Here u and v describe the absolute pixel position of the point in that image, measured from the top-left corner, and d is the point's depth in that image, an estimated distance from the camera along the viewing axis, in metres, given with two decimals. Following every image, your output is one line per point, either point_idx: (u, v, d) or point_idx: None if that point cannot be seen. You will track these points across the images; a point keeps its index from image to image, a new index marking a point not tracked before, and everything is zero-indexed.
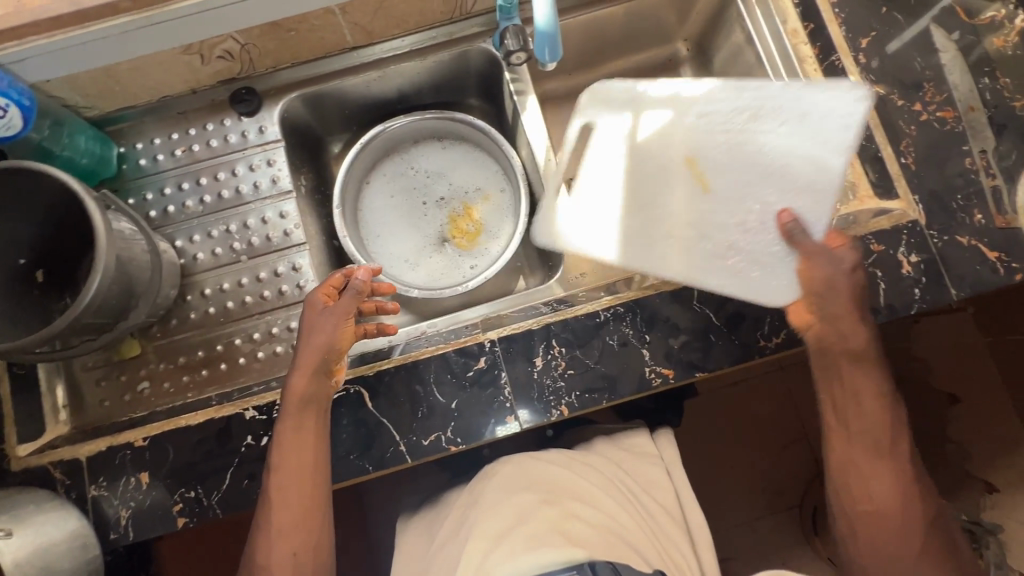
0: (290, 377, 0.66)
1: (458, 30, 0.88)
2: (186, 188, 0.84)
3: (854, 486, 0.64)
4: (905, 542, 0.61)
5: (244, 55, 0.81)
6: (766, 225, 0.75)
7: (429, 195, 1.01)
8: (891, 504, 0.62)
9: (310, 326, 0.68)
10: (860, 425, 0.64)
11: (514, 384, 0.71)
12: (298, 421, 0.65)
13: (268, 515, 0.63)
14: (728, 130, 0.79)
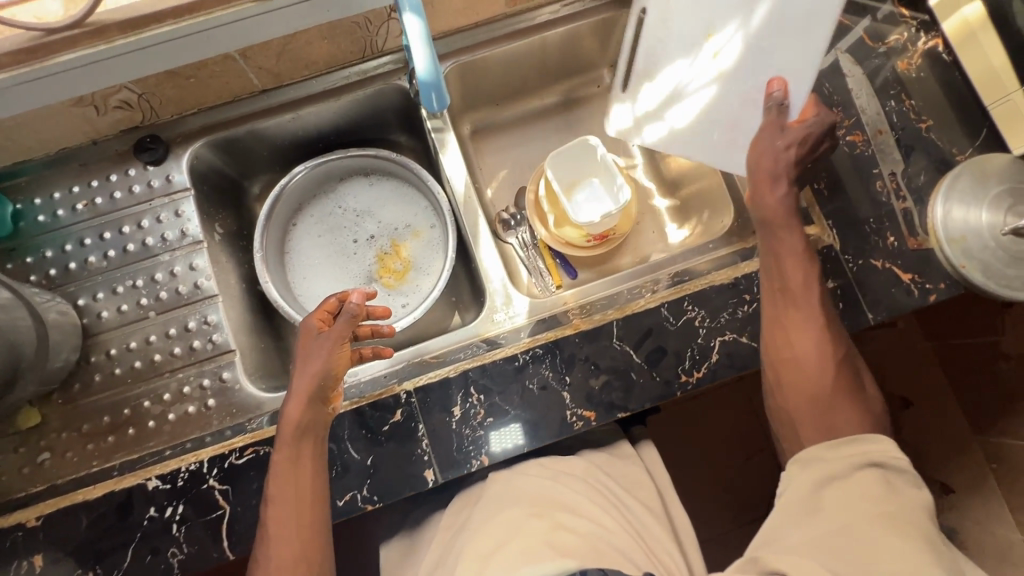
0: (284, 408, 0.63)
1: (371, 68, 0.87)
2: (89, 243, 0.80)
3: (795, 361, 0.65)
4: (843, 410, 0.62)
5: (144, 104, 0.78)
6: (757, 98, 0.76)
7: (357, 234, 0.99)
8: (826, 376, 0.64)
9: (306, 353, 0.65)
10: (796, 294, 0.67)
11: (431, 436, 0.69)
12: (294, 453, 0.62)
13: (266, 549, 0.60)
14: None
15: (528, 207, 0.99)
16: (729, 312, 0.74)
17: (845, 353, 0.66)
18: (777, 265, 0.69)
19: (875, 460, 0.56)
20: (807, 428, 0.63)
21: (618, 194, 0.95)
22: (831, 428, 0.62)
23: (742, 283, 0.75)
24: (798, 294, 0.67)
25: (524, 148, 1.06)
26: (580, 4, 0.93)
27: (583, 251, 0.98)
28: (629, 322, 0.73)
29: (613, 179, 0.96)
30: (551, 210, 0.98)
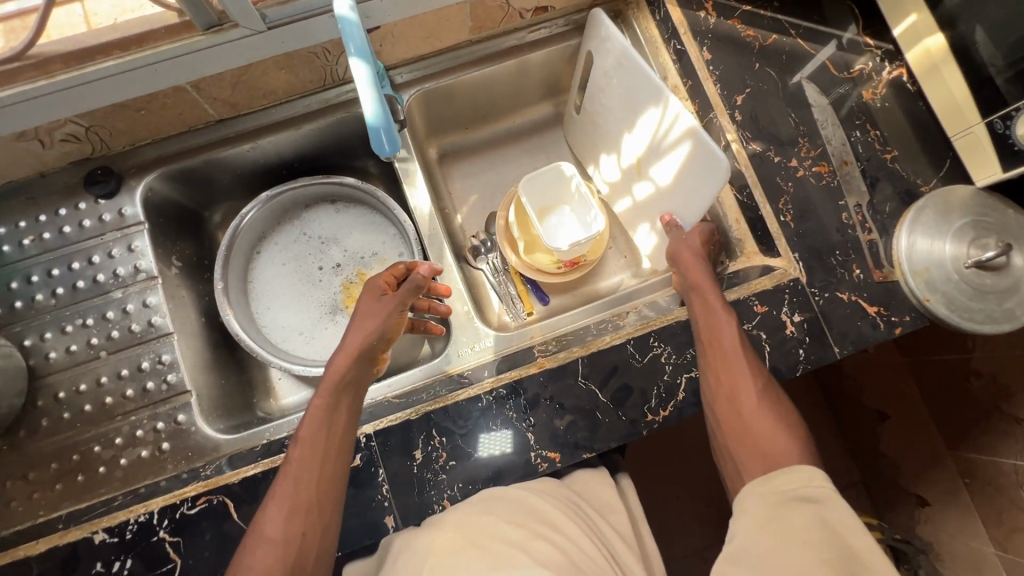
0: (333, 357, 0.67)
1: (333, 96, 0.85)
2: (36, 281, 0.77)
3: (727, 393, 0.64)
4: (780, 440, 0.59)
5: (93, 136, 0.75)
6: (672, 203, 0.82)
7: (322, 262, 0.97)
8: (763, 413, 0.62)
9: (365, 312, 0.72)
10: (723, 328, 0.68)
11: (392, 481, 0.68)
12: (330, 399, 0.64)
13: (280, 485, 0.59)
14: (627, 72, 0.80)
15: (499, 234, 0.99)
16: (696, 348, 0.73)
17: (775, 390, 0.64)
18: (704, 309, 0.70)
19: (804, 495, 0.53)
20: (749, 465, 0.59)
21: (591, 224, 0.94)
22: (768, 459, 0.58)
23: None
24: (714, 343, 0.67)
25: (495, 172, 1.06)
26: (546, 29, 0.92)
27: (556, 277, 0.98)
28: (594, 359, 0.72)
29: (587, 208, 0.94)
30: (522, 235, 0.98)
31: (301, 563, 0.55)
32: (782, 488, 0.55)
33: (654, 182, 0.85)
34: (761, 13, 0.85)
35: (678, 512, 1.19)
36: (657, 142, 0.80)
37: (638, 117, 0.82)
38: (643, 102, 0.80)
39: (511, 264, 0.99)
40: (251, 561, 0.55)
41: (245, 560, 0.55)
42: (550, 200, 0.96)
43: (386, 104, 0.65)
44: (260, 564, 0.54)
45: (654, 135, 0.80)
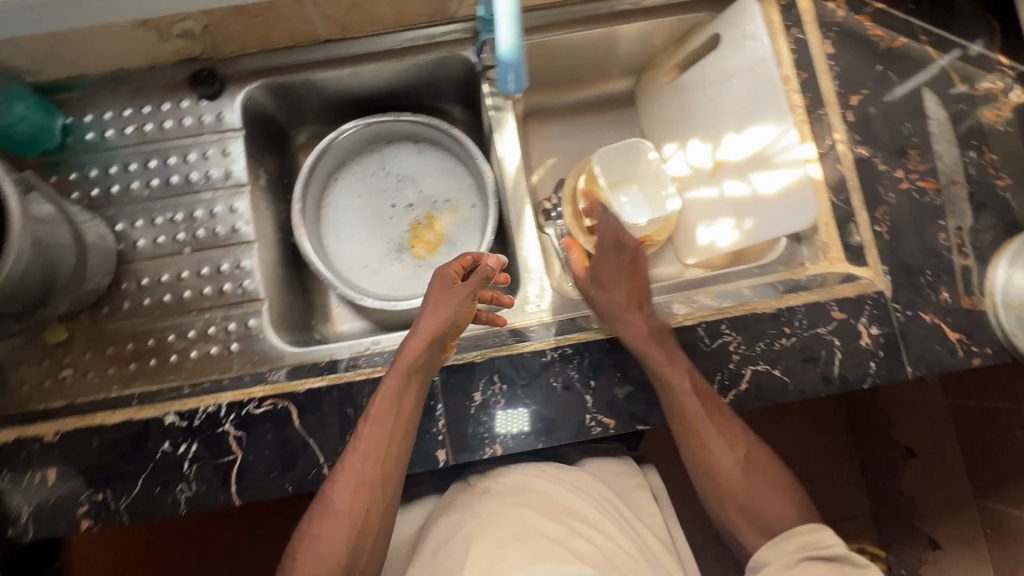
0: (406, 341, 0.67)
1: (440, 34, 0.84)
2: (134, 169, 0.80)
3: (714, 467, 0.67)
4: (770, 500, 0.65)
5: (207, 36, 0.76)
6: (765, 209, 0.84)
7: (395, 200, 0.97)
8: (745, 481, 0.66)
9: (438, 300, 0.71)
10: (694, 403, 0.67)
11: (449, 417, 0.69)
12: (402, 380, 0.66)
13: (348, 463, 0.64)
14: (745, 77, 0.84)
15: (564, 199, 0.97)
16: (766, 342, 0.72)
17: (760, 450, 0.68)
18: (660, 375, 0.67)
19: (823, 553, 0.60)
20: (746, 531, 0.65)
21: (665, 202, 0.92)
22: (765, 527, 0.64)
23: (784, 315, 0.73)
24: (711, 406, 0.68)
25: (575, 139, 1.05)
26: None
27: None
28: (663, 336, 0.72)
29: (663, 186, 0.92)
30: (588, 208, 0.96)
31: (361, 539, 0.62)
32: (804, 549, 0.61)
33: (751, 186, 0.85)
34: (892, 14, 0.81)
35: (692, 506, 1.20)
36: (764, 156, 0.83)
37: (748, 126, 0.84)
38: (763, 113, 0.82)
39: (575, 238, 0.98)
40: (322, 534, 0.61)
41: (314, 523, 0.62)
42: (621, 174, 0.95)
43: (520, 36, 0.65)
44: (328, 536, 0.61)
45: (766, 146, 0.82)
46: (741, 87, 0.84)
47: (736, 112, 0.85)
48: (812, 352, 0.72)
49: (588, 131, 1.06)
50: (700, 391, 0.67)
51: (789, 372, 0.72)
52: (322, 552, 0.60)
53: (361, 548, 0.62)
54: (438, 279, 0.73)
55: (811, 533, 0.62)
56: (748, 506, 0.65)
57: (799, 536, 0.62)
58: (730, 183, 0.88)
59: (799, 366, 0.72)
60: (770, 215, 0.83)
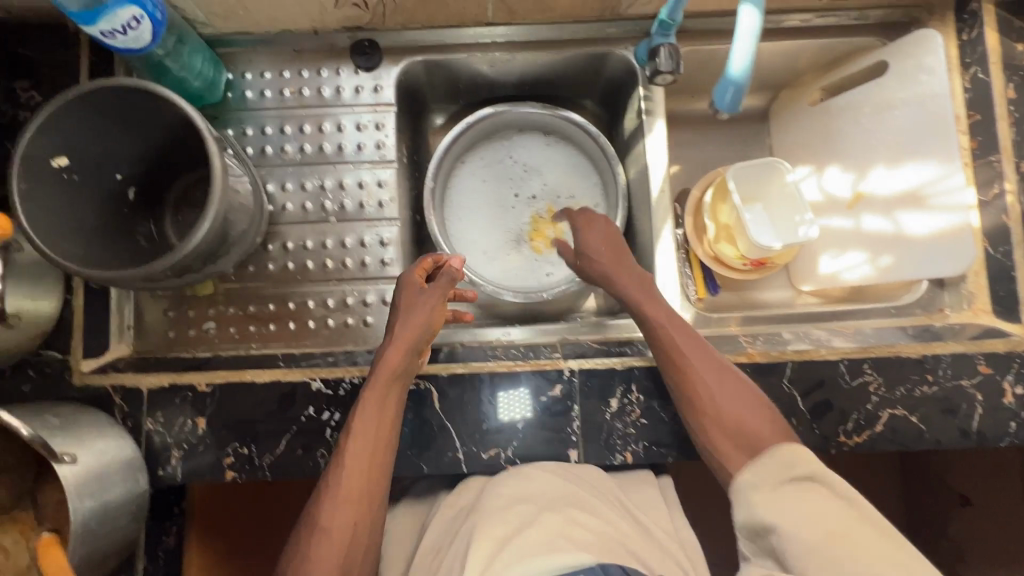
0: (383, 351, 0.65)
1: (601, 29, 0.82)
2: (287, 132, 0.80)
3: (692, 400, 0.65)
4: (760, 426, 0.62)
5: (379, 7, 0.75)
6: (907, 249, 0.82)
7: (517, 189, 0.97)
8: (739, 403, 0.64)
9: (408, 304, 0.69)
10: (683, 344, 0.67)
11: (583, 420, 0.70)
12: (382, 392, 0.64)
13: (334, 478, 0.61)
14: (909, 111, 0.81)
15: (688, 212, 0.99)
16: (907, 387, 0.71)
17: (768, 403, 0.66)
18: (687, 372, 0.66)
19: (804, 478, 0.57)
20: (733, 454, 0.62)
21: (796, 229, 0.89)
22: (753, 446, 0.61)
23: (929, 362, 0.72)
24: (717, 364, 0.66)
25: (701, 149, 1.03)
26: (835, 18, 0.85)
27: (734, 273, 0.97)
28: (804, 367, 0.71)
29: (796, 211, 0.90)
30: (711, 222, 0.96)
31: (354, 551, 0.59)
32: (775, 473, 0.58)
33: (895, 225, 0.83)
34: None
35: None
36: (915, 196, 0.81)
37: (903, 162, 0.82)
38: (923, 152, 0.80)
39: (692, 248, 0.99)
40: (314, 551, 0.58)
41: (308, 547, 0.58)
42: (753, 193, 0.93)
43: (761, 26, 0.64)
44: (322, 557, 0.57)
45: (921, 185, 0.80)
46: (904, 121, 0.82)
47: (891, 146, 0.83)
48: (952, 404, 0.71)
49: (714, 142, 1.03)
50: (677, 325, 0.69)
51: (926, 420, 0.71)
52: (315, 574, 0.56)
53: (354, 558, 0.59)
54: (404, 285, 0.71)
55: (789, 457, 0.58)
56: (757, 445, 0.61)
57: (765, 467, 0.59)
58: (869, 217, 0.87)
59: (937, 416, 0.71)
60: (912, 256, 0.82)
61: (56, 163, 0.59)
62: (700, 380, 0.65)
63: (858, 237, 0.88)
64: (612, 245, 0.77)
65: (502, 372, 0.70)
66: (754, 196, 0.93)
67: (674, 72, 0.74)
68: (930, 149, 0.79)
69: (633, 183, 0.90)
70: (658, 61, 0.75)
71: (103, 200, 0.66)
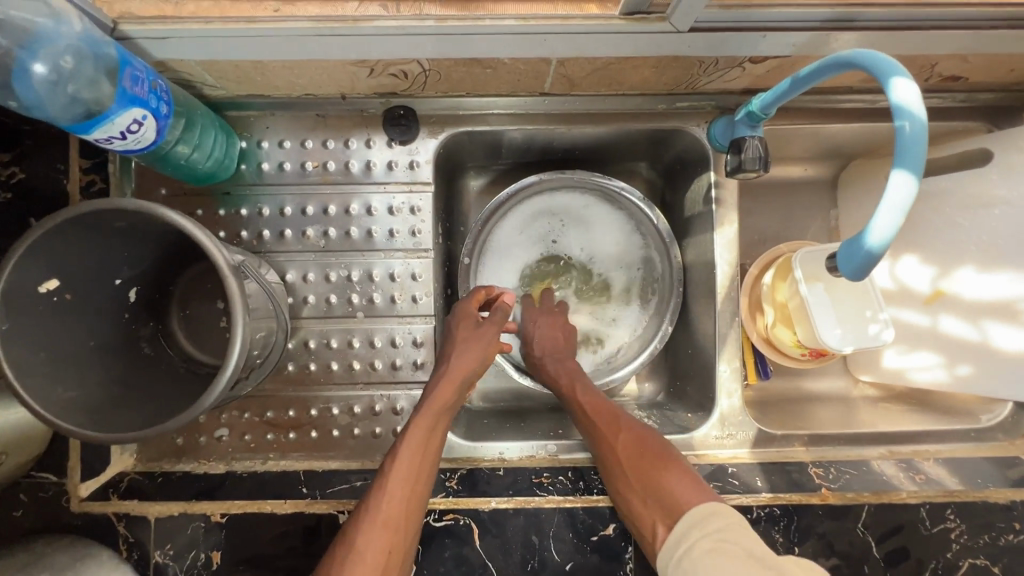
0: (435, 386, 0.62)
1: (670, 103, 0.72)
2: (310, 214, 0.70)
3: (616, 468, 0.61)
4: (665, 485, 0.57)
5: (420, 78, 0.64)
6: (994, 363, 0.75)
7: (565, 262, 0.84)
8: (660, 470, 0.58)
9: (464, 335, 0.67)
10: (604, 421, 0.64)
11: (638, 562, 0.64)
12: (432, 420, 0.61)
13: (375, 501, 0.56)
14: (1016, 212, 0.70)
15: (745, 289, 0.89)
16: (991, 535, 0.65)
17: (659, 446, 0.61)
18: (642, 469, 0.59)
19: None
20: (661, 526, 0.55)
21: (866, 326, 0.79)
22: (665, 508, 0.55)
23: (1017, 508, 0.66)
24: (637, 435, 0.62)
25: (762, 218, 0.92)
26: (940, 98, 0.75)
27: (792, 362, 0.88)
28: (882, 510, 0.65)
29: (867, 306, 0.80)
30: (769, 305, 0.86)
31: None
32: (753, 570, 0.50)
33: (981, 334, 0.75)
34: None
35: None
36: (1011, 308, 0.72)
37: (1000, 268, 0.72)
38: (1022, 262, 0.70)
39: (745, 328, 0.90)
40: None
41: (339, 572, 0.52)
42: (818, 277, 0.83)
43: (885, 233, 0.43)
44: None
45: (1013, 298, 0.71)
46: (1007, 222, 0.71)
47: (989, 247, 0.73)
48: None
49: (778, 212, 0.92)
50: (597, 399, 0.67)
51: (1010, 571, 0.65)
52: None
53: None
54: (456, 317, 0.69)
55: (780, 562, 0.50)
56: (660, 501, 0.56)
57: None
58: (950, 319, 0.78)
59: (1022, 567, 0.65)
60: (998, 371, 0.75)
61: (46, 288, 0.50)
62: (629, 463, 0.60)
63: (936, 337, 0.80)
64: (552, 324, 0.77)
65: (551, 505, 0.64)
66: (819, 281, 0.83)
67: (760, 171, 0.64)
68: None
69: (691, 268, 0.81)
70: (744, 154, 0.64)
71: (102, 312, 0.57)
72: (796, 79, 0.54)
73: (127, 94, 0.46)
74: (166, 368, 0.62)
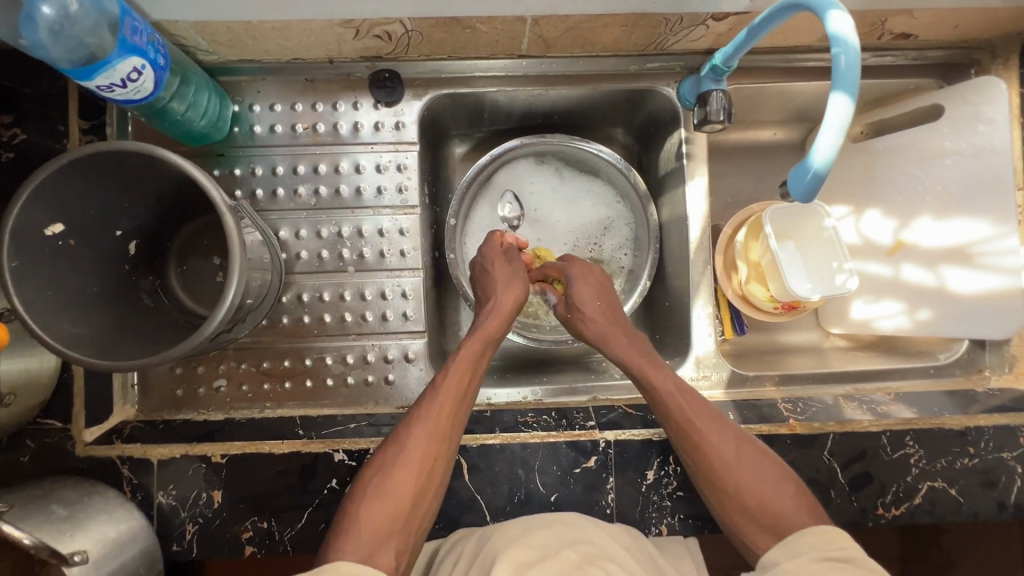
0: (485, 320, 0.70)
1: (641, 64, 0.76)
2: (301, 173, 0.73)
3: (712, 473, 0.61)
4: (784, 502, 0.58)
5: (403, 40, 0.67)
6: (951, 307, 0.78)
7: (547, 221, 0.88)
8: (771, 487, 0.59)
9: (501, 272, 0.74)
10: (706, 425, 0.63)
11: (618, 492, 0.67)
12: (474, 356, 0.67)
13: (425, 410, 0.61)
14: (965, 161, 0.75)
15: (719, 248, 0.89)
16: (948, 460, 0.69)
17: (746, 440, 0.63)
18: (705, 454, 0.61)
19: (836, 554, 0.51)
20: (755, 532, 0.58)
21: (831, 276, 0.82)
22: (776, 527, 0.57)
23: (971, 434, 0.70)
24: (719, 418, 0.64)
25: (737, 179, 0.94)
26: (891, 58, 0.80)
27: (764, 315, 0.88)
28: (845, 439, 0.69)
29: (833, 258, 0.82)
30: (742, 263, 0.86)
31: (427, 482, 0.58)
32: (816, 548, 0.53)
33: (939, 280, 0.79)
34: None
35: None
36: (965, 253, 0.76)
37: (954, 215, 0.77)
38: (975, 207, 0.75)
39: (719, 286, 0.90)
40: (390, 478, 0.57)
41: (350, 523, 0.55)
42: (788, 234, 0.84)
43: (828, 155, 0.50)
44: (397, 482, 0.57)
45: (969, 242, 0.76)
46: (958, 171, 0.76)
47: (943, 196, 0.78)
48: (992, 476, 0.70)
49: (750, 175, 0.94)
50: (687, 397, 0.65)
51: (965, 492, 0.69)
52: (391, 495, 0.56)
53: (424, 495, 0.58)
54: (487, 256, 0.76)
55: (820, 533, 0.54)
56: (748, 502, 0.59)
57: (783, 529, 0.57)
58: (911, 269, 0.81)
59: (976, 488, 0.69)
60: (953, 315, 0.78)
61: (52, 231, 0.53)
62: (713, 436, 0.62)
63: (898, 287, 0.83)
64: (604, 301, 0.77)
65: (536, 442, 0.67)
66: (789, 238, 0.84)
67: (725, 122, 0.69)
68: (983, 204, 0.74)
69: (667, 225, 0.85)
70: (709, 107, 0.69)
71: (104, 260, 0.60)
72: (752, 28, 0.58)
73: (127, 43, 0.49)
74: (165, 318, 0.65)
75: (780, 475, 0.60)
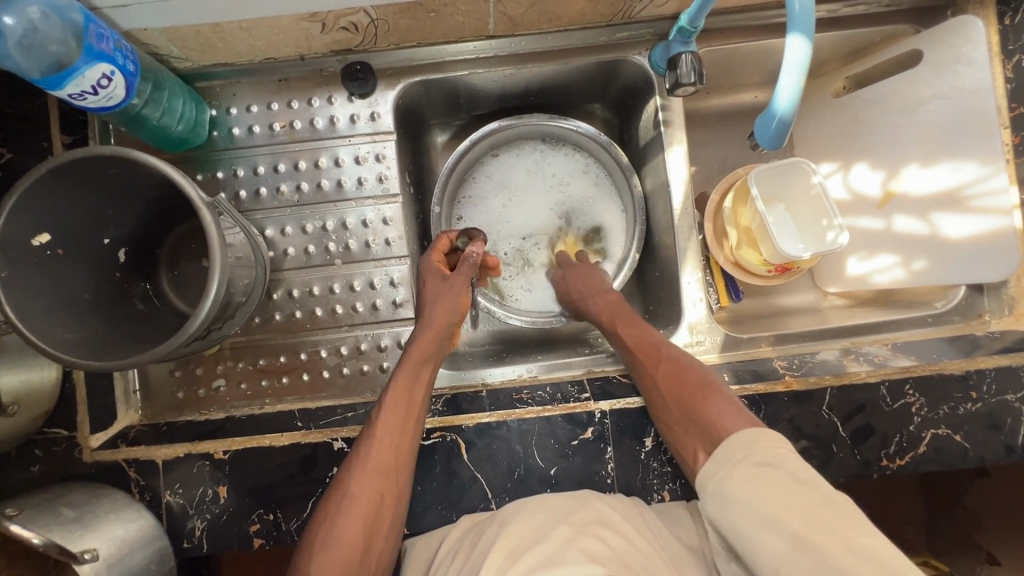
0: (417, 335, 0.68)
1: (611, 34, 0.76)
2: (281, 171, 0.75)
3: (658, 387, 0.65)
4: (723, 418, 0.60)
5: (371, 30, 0.68)
6: (947, 253, 0.76)
7: (529, 202, 0.88)
8: (715, 407, 0.61)
9: (433, 286, 0.71)
10: (657, 362, 0.67)
11: (618, 461, 0.67)
12: (413, 369, 0.66)
13: (366, 447, 0.62)
14: (946, 103, 0.74)
15: (707, 216, 0.87)
16: (950, 406, 0.69)
17: (693, 369, 0.66)
18: (650, 386, 0.66)
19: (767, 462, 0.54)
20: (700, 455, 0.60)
21: (822, 234, 0.80)
22: (717, 440, 0.59)
23: (973, 378, 0.69)
24: (662, 347, 0.68)
25: (721, 146, 0.93)
26: (865, 6, 0.79)
27: (759, 280, 0.86)
28: (844, 392, 0.69)
29: (822, 214, 0.79)
30: (731, 228, 0.84)
31: (378, 521, 0.60)
32: None
33: (931, 227, 0.76)
34: None
35: None
36: (955, 197, 0.74)
37: (942, 158, 0.74)
38: (962, 149, 0.73)
39: (711, 254, 0.88)
40: (347, 514, 0.59)
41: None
42: (773, 196, 0.83)
43: (791, 94, 0.58)
44: (347, 526, 0.59)
45: (960, 185, 0.73)
46: (942, 113, 0.74)
47: (930, 138, 0.75)
48: (997, 420, 0.69)
49: (734, 140, 0.93)
50: (647, 343, 0.69)
51: (971, 438, 0.68)
52: (338, 543, 0.58)
53: (378, 532, 0.60)
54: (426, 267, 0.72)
55: (753, 435, 0.56)
56: (693, 422, 0.61)
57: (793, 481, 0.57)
58: (905, 219, 0.79)
59: (981, 433, 0.68)
60: (949, 261, 0.76)
61: (39, 241, 0.55)
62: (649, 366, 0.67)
63: (892, 241, 0.81)
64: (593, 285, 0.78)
65: (529, 418, 0.68)
66: (775, 200, 0.82)
67: (696, 83, 0.68)
68: (968, 145, 0.73)
69: (651, 195, 0.85)
70: (679, 70, 0.68)
71: (91, 269, 0.61)
72: None
73: (93, 50, 0.51)
74: (158, 321, 0.67)
75: (723, 398, 0.62)
